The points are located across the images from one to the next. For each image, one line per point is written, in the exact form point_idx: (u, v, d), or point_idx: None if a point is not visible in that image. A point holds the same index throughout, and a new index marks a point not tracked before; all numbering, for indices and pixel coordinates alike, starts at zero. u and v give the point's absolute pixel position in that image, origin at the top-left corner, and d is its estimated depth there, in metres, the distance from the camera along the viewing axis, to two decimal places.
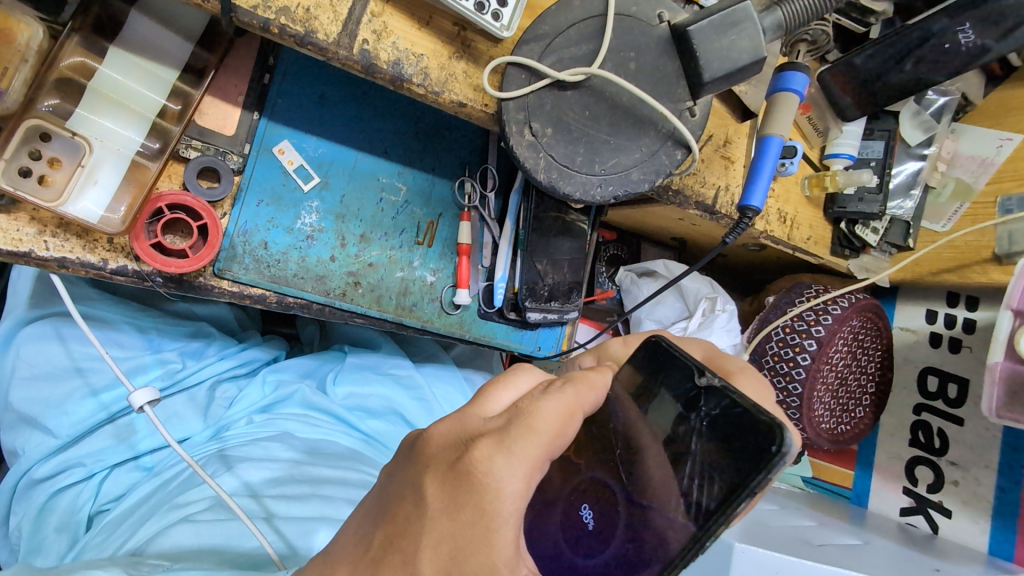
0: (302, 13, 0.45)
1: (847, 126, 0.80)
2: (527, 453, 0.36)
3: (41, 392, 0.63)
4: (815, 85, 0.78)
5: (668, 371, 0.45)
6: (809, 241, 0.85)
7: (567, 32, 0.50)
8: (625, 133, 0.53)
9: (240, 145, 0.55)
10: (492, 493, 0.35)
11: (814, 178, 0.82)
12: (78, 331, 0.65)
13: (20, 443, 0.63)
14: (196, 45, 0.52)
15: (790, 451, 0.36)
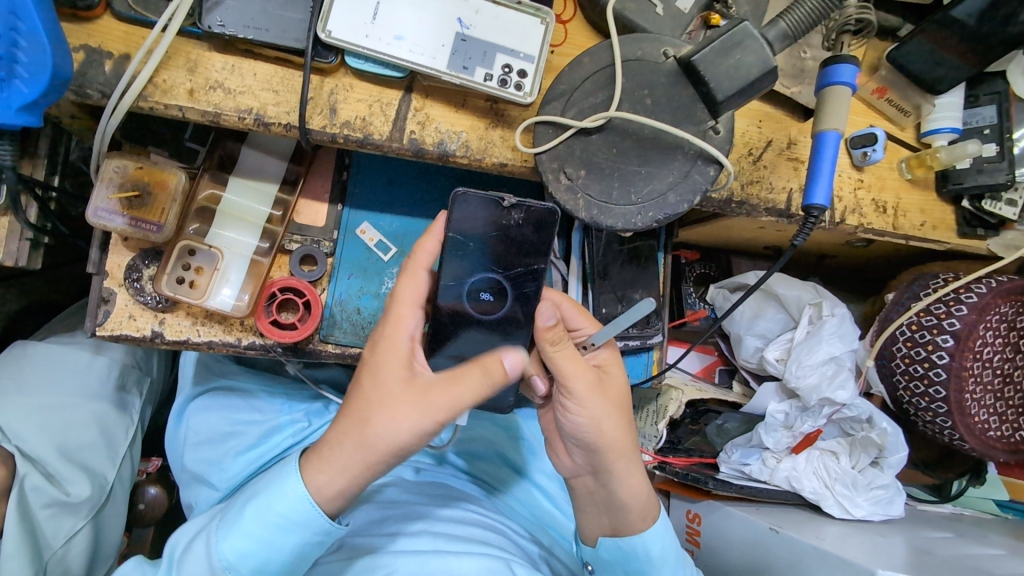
0: (360, 119, 0.55)
1: (941, 99, 0.75)
2: (401, 317, 0.54)
3: (204, 453, 0.68)
4: (890, 67, 0.75)
5: (474, 211, 0.56)
6: (922, 226, 0.78)
7: (583, 85, 0.56)
8: (654, 161, 0.56)
9: (330, 233, 0.62)
10: (386, 341, 0.54)
11: (914, 158, 0.77)
12: (225, 400, 0.71)
13: (191, 498, 0.68)
14: (290, 161, 0.60)
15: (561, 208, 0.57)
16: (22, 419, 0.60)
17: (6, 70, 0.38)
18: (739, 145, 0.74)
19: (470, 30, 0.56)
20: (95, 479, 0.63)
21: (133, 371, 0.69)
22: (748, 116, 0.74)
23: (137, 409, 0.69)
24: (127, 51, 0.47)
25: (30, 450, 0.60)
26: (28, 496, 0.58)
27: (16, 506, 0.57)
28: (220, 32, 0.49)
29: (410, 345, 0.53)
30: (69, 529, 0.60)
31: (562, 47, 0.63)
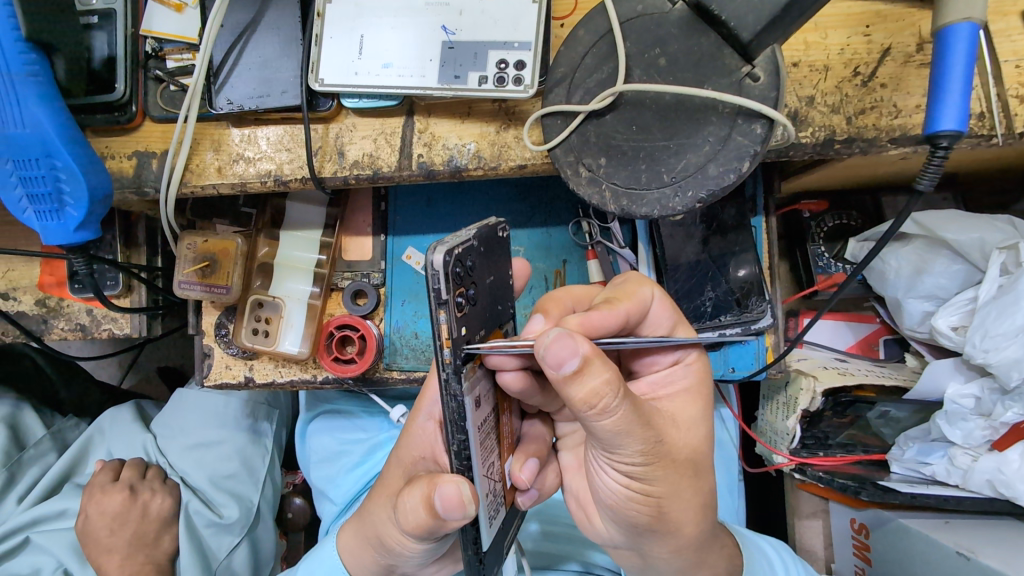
0: (368, 156, 0.55)
1: None
2: (426, 393, 0.55)
3: (325, 471, 0.79)
4: None
5: (490, 260, 0.39)
6: None
7: (584, 61, 0.48)
8: (683, 129, 0.46)
9: (378, 264, 0.64)
10: (413, 417, 0.55)
11: None
12: (333, 422, 0.80)
13: (323, 512, 0.79)
14: (328, 206, 0.63)
15: (433, 261, 0.33)
16: (186, 456, 0.80)
17: (56, 202, 0.46)
18: (839, 64, 0.56)
19: (456, 36, 0.52)
20: (242, 502, 0.79)
21: (263, 408, 0.84)
22: (847, 25, 0.56)
23: (269, 440, 0.83)
24: (165, 146, 0.54)
25: (193, 480, 0.79)
26: (196, 517, 0.77)
27: (187, 525, 0.76)
28: (229, 109, 0.53)
29: (427, 424, 0.54)
30: (228, 544, 0.77)
31: (573, 15, 0.55)
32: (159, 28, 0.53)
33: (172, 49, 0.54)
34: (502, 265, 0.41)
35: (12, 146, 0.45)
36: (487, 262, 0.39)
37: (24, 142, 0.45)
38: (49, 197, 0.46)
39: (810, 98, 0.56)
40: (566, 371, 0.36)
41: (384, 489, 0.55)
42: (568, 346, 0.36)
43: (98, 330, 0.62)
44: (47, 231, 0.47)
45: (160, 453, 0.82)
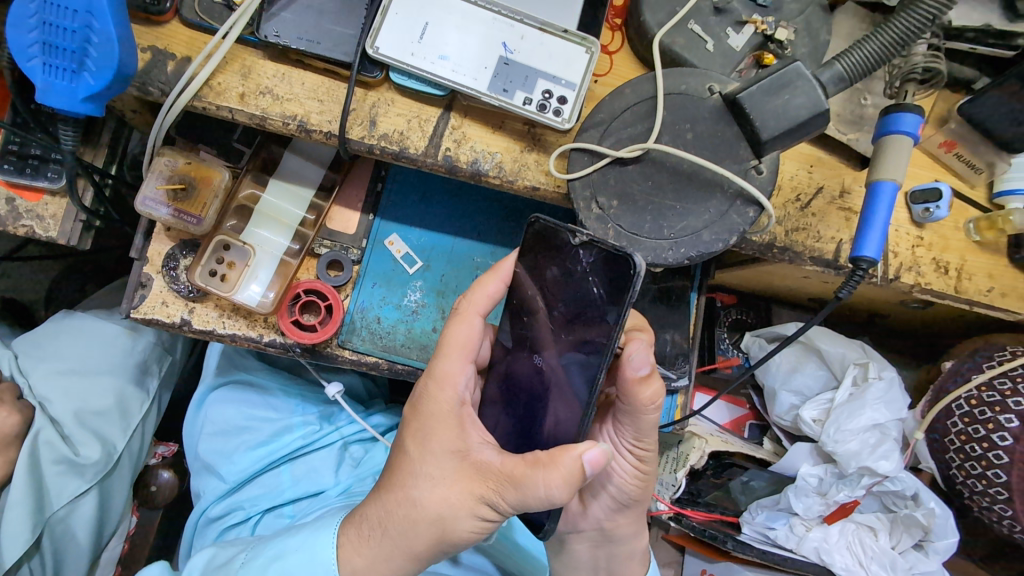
0: (396, 134, 0.56)
1: (1017, 159, 0.71)
2: (447, 372, 0.50)
3: (218, 445, 0.71)
4: (959, 121, 0.72)
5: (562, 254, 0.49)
6: (991, 293, 0.73)
7: (622, 115, 0.55)
8: (689, 197, 0.54)
9: (359, 241, 0.62)
10: (433, 400, 0.50)
11: (984, 220, 0.73)
12: (237, 395, 0.72)
13: (200, 487, 0.72)
14: (328, 168, 0.62)
15: (638, 267, 0.43)
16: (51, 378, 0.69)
17: (76, 63, 0.41)
18: (788, 189, 0.70)
19: (513, 55, 0.56)
20: (105, 445, 0.69)
21: (156, 351, 0.74)
22: (799, 160, 0.71)
23: (156, 385, 0.74)
24: (188, 54, 0.51)
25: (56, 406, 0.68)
26: (46, 450, 0.67)
27: (31, 456, 0.66)
28: (275, 41, 0.52)
29: (458, 407, 0.50)
30: (74, 490, 0.68)
31: (607, 75, 0.61)
32: None
33: None
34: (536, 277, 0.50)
35: None
36: (572, 276, 0.48)
37: None
38: (70, 55, 0.41)
39: None
40: (640, 374, 0.50)
41: (404, 485, 0.49)
42: (644, 354, 0.50)
43: (13, 225, 0.53)
44: (51, 90, 0.42)
45: (17, 370, 0.69)
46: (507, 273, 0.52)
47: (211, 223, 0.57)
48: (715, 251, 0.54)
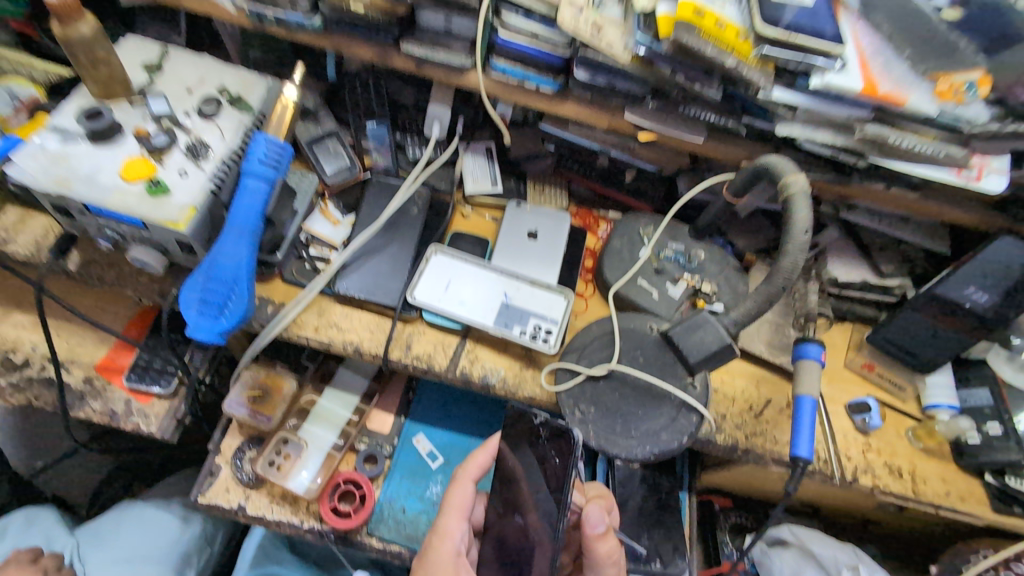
0: (426, 356, 0.74)
1: (931, 378, 0.86)
2: (447, 529, 0.62)
3: None
4: (872, 348, 0.88)
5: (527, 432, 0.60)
6: (949, 497, 0.81)
7: (593, 343, 0.73)
8: (649, 405, 0.69)
9: (391, 439, 0.77)
10: (436, 551, 0.61)
11: (920, 429, 0.85)
12: None
13: None
14: (371, 379, 0.79)
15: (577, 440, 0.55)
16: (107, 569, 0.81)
17: (219, 309, 0.62)
18: (742, 401, 0.82)
19: (512, 300, 0.75)
20: None
21: (198, 543, 0.88)
22: (748, 376, 0.84)
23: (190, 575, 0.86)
24: (283, 300, 0.73)
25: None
26: None
27: None
28: (344, 293, 0.74)
29: (456, 557, 0.61)
30: None
31: (583, 313, 0.80)
32: (316, 228, 0.78)
33: (319, 243, 0.77)
34: (511, 449, 0.61)
35: (208, 273, 0.63)
36: (535, 446, 0.59)
37: (222, 274, 0.63)
38: (217, 307, 0.62)
39: (722, 415, 0.80)
40: (600, 533, 0.60)
41: None
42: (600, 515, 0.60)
43: (124, 420, 0.73)
44: (199, 327, 0.62)
45: (76, 556, 0.83)
46: (493, 446, 0.64)
47: (277, 422, 0.73)
48: (675, 445, 0.68)
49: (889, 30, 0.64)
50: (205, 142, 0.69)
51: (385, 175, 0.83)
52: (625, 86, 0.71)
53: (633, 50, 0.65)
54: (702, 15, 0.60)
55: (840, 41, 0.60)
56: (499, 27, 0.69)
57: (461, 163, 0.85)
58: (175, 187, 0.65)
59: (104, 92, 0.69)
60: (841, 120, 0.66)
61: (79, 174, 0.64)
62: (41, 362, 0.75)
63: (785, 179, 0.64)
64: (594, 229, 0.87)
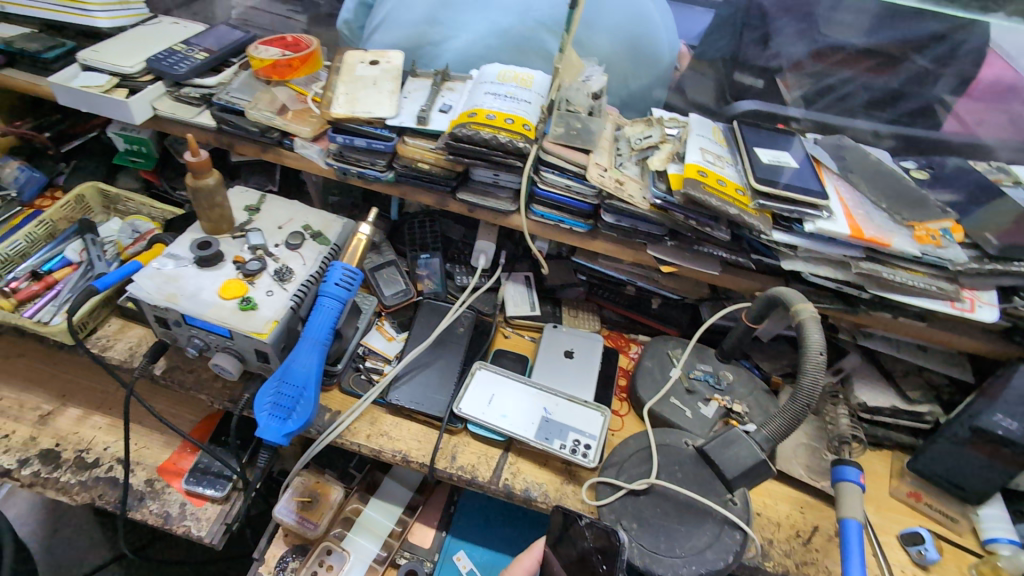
0: (470, 467, 0.77)
1: (984, 510, 0.82)
2: None
3: None
4: (914, 476, 0.86)
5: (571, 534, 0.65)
6: None
7: (631, 457, 0.76)
8: (690, 521, 0.70)
9: (432, 553, 0.79)
10: None
11: (982, 565, 0.78)
12: None
13: None
14: (415, 490, 0.82)
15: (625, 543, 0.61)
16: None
17: (288, 412, 0.70)
18: (787, 526, 0.80)
19: (552, 414, 0.80)
20: None
21: None
22: (790, 501, 0.83)
23: None
24: (340, 408, 0.80)
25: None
26: None
27: None
28: (395, 402, 0.80)
29: None
30: None
31: (620, 430, 0.84)
32: (375, 344, 0.87)
33: (375, 357, 0.86)
34: (557, 556, 0.67)
35: (284, 375, 0.71)
36: (580, 549, 0.64)
37: (296, 375, 0.71)
38: (287, 410, 0.70)
39: (769, 540, 0.78)
40: None
41: None
42: None
43: (177, 523, 0.76)
44: (268, 428, 0.69)
45: None
46: (538, 552, 0.70)
47: (322, 532, 0.75)
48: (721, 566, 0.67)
49: (866, 189, 0.81)
50: (290, 268, 0.81)
51: (435, 299, 0.93)
52: (647, 228, 0.82)
53: (650, 200, 0.78)
54: (706, 175, 0.76)
55: (823, 196, 0.75)
56: (537, 180, 0.83)
57: (502, 290, 0.96)
58: (262, 304, 0.76)
59: (213, 229, 0.84)
60: (840, 258, 0.76)
61: (184, 292, 0.76)
62: (109, 463, 0.81)
63: (795, 306, 0.72)
64: (625, 350, 0.94)
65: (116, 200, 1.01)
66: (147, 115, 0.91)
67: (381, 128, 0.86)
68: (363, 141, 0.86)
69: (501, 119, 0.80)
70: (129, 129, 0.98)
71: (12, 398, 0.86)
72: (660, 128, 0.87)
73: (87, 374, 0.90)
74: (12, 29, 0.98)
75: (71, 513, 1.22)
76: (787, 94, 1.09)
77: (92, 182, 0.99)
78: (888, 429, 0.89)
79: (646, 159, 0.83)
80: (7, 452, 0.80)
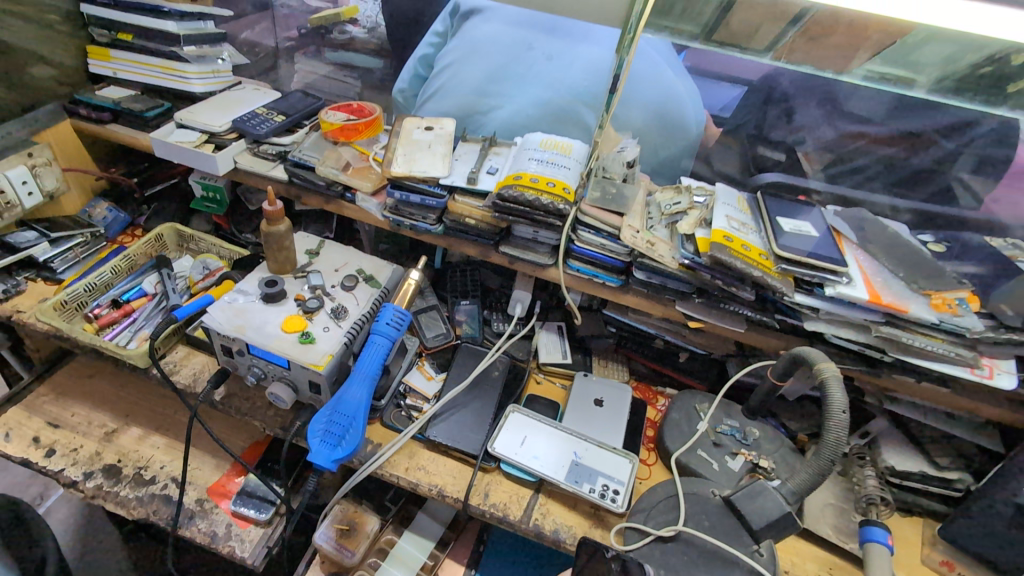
0: (501, 505, 0.81)
1: None
2: None
3: None
4: (947, 543, 0.86)
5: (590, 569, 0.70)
6: None
7: (659, 503, 0.79)
8: (717, 570, 0.72)
9: None
10: None
11: None
12: None
13: None
14: (446, 526, 0.88)
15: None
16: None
17: (338, 439, 0.76)
18: None
19: (582, 458, 0.83)
20: None
21: None
22: (819, 562, 0.83)
23: None
24: (381, 440, 0.85)
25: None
26: None
27: None
28: (433, 438, 0.85)
29: None
30: None
31: (647, 479, 0.87)
32: (415, 382, 0.93)
33: (414, 395, 0.91)
34: None
35: (336, 405, 0.78)
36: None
37: (347, 406, 0.78)
38: (337, 437, 0.76)
39: None
40: None
41: None
42: None
43: (222, 542, 0.81)
44: (318, 453, 0.75)
45: None
46: None
47: (358, 560, 0.81)
48: None
49: (884, 257, 0.85)
50: (345, 307, 0.88)
51: (472, 343, 0.99)
52: (676, 286, 0.88)
53: (679, 259, 0.84)
54: (731, 240, 0.82)
55: (842, 263, 0.79)
56: (575, 238, 0.91)
57: (536, 338, 1.02)
58: (319, 338, 0.83)
59: (278, 269, 0.93)
60: (860, 321, 0.80)
61: (252, 324, 0.84)
62: (164, 481, 0.87)
63: (818, 364, 0.75)
64: (653, 401, 0.98)
65: (190, 240, 1.12)
66: (229, 166, 1.03)
67: (434, 186, 0.96)
68: (417, 197, 0.96)
69: (543, 183, 0.88)
70: (208, 178, 1.10)
71: (82, 415, 0.94)
72: (688, 196, 0.94)
73: (150, 398, 0.98)
74: (120, 91, 1.11)
75: (106, 537, 1.27)
76: (809, 167, 1.17)
77: (171, 224, 1.10)
78: (918, 495, 0.90)
79: (675, 223, 0.89)
80: (74, 465, 0.87)
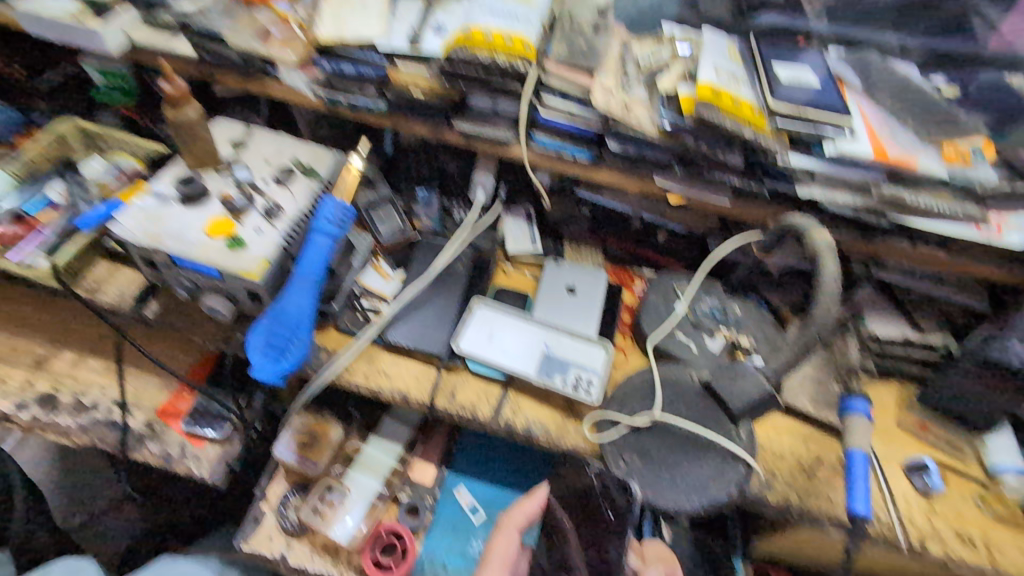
0: (469, 404, 0.76)
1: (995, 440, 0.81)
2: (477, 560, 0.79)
3: None
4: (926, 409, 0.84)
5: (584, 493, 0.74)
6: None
7: (635, 392, 0.74)
8: (693, 455, 0.69)
9: (434, 489, 0.83)
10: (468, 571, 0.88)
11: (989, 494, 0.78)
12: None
13: None
14: (415, 428, 0.85)
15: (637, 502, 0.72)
16: None
17: (282, 352, 0.70)
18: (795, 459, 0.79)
19: (554, 350, 0.77)
20: None
21: None
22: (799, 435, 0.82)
23: None
24: (335, 347, 0.78)
25: None
26: None
27: None
28: (393, 341, 0.78)
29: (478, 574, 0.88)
30: None
31: (624, 366, 0.82)
32: (370, 281, 0.83)
33: (370, 294, 0.82)
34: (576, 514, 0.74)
35: (275, 314, 0.71)
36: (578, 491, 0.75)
37: (286, 315, 0.71)
38: (278, 350, 0.70)
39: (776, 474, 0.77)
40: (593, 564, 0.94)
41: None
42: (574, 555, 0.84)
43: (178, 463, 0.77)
44: (262, 369, 0.70)
45: None
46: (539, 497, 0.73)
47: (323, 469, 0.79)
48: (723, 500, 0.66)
49: (890, 106, 0.75)
50: (277, 204, 0.76)
51: (432, 235, 0.89)
52: (656, 155, 0.77)
53: (658, 122, 0.73)
54: (719, 95, 0.70)
55: (845, 113, 0.70)
56: (538, 106, 0.77)
57: (502, 224, 0.92)
58: (250, 241, 0.72)
59: (195, 164, 0.79)
60: (860, 181, 0.71)
61: (169, 232, 0.72)
62: (106, 406, 0.80)
63: (812, 232, 0.67)
64: (630, 285, 0.91)
65: (96, 137, 0.95)
66: (122, 44, 0.85)
67: (369, 52, 0.80)
68: (349, 66, 0.80)
69: (498, 40, 0.74)
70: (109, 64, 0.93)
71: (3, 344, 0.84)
72: (670, 44, 0.79)
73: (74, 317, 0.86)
74: None
75: None
76: None
77: (71, 120, 0.94)
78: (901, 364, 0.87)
79: (654, 79, 0.75)
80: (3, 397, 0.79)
